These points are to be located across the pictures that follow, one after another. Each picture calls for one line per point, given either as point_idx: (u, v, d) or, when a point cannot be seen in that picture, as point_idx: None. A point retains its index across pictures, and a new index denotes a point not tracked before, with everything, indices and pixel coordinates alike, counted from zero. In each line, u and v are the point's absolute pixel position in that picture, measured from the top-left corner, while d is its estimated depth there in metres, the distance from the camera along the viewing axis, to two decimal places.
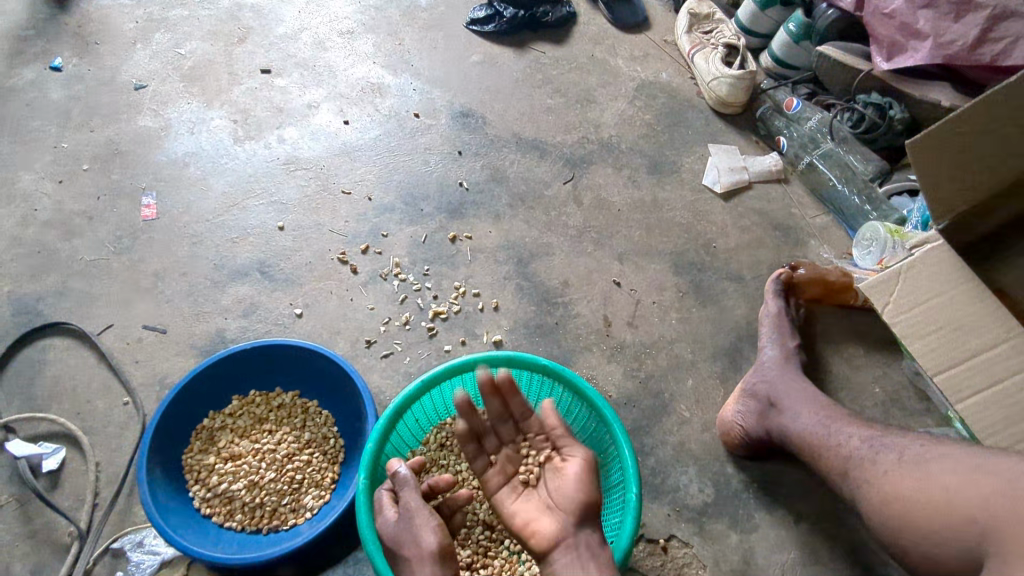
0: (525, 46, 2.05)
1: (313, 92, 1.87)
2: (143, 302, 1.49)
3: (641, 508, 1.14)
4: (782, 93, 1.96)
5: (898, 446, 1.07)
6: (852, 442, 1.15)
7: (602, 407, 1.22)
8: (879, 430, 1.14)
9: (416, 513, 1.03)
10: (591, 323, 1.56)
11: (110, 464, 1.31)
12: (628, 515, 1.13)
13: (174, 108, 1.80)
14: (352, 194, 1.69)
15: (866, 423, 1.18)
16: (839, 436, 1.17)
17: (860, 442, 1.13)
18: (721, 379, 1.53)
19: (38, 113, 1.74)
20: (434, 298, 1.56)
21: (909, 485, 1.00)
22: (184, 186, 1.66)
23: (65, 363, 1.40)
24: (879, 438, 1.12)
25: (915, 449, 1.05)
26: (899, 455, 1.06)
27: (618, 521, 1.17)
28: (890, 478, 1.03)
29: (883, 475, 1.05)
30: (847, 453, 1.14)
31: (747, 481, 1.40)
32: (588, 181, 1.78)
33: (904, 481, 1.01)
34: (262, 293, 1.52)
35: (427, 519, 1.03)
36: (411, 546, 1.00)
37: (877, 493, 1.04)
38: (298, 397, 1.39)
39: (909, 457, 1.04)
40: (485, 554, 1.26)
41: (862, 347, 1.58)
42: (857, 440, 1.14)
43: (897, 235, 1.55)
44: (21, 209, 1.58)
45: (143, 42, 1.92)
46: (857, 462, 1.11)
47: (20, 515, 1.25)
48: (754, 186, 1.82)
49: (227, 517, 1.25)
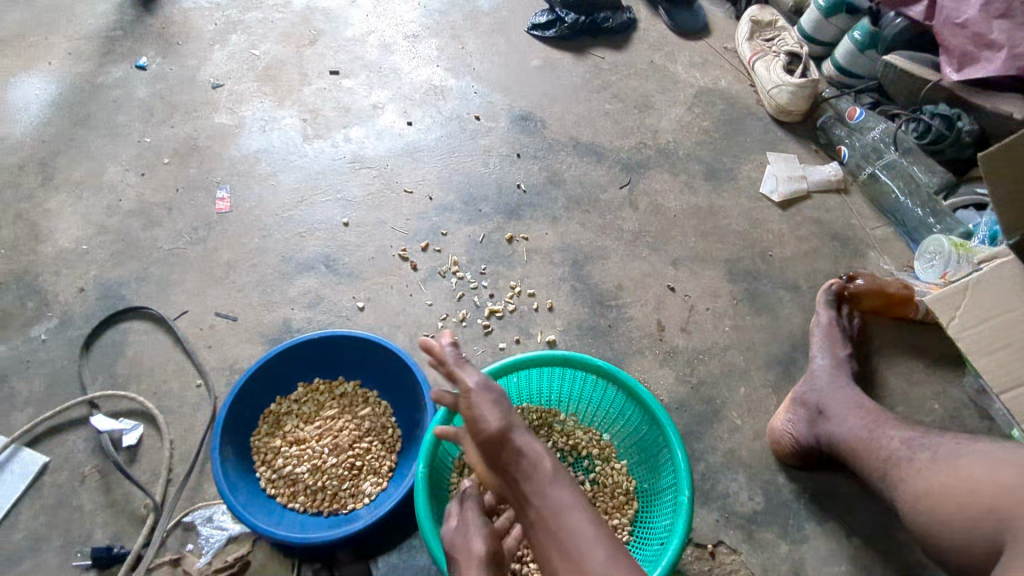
0: (584, 51, 2.08)
1: (378, 93, 1.93)
2: (216, 291, 1.57)
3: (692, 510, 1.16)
4: (844, 102, 1.92)
5: (934, 445, 1.13)
6: (893, 444, 1.18)
7: (657, 409, 1.23)
8: (920, 431, 1.18)
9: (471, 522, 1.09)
10: (644, 327, 1.58)
11: (184, 442, 1.39)
12: (680, 516, 1.15)
13: (248, 106, 1.88)
14: (414, 193, 1.74)
15: (910, 426, 1.21)
16: (881, 439, 1.21)
17: (899, 443, 1.17)
18: (774, 388, 1.52)
19: (124, 109, 1.85)
20: (490, 296, 1.60)
21: (939, 481, 1.06)
22: (256, 181, 1.74)
23: (144, 345, 1.49)
24: (919, 439, 1.16)
25: (950, 447, 1.10)
26: (934, 453, 1.11)
27: (669, 523, 1.18)
28: (922, 475, 1.09)
29: (916, 473, 1.11)
30: (887, 454, 1.18)
31: (798, 492, 1.40)
32: (645, 186, 1.80)
33: (935, 478, 1.07)
34: (327, 286, 1.59)
35: (474, 527, 1.08)
36: (462, 551, 1.05)
37: (911, 489, 1.10)
38: (359, 387, 1.44)
39: (942, 455, 1.10)
40: None
41: (922, 362, 1.56)
42: (897, 441, 1.18)
43: (962, 249, 1.52)
44: (108, 198, 1.69)
45: (221, 43, 2.01)
46: (895, 461, 1.15)
47: (101, 485, 1.33)
48: (813, 195, 1.81)
49: (291, 498, 1.31)
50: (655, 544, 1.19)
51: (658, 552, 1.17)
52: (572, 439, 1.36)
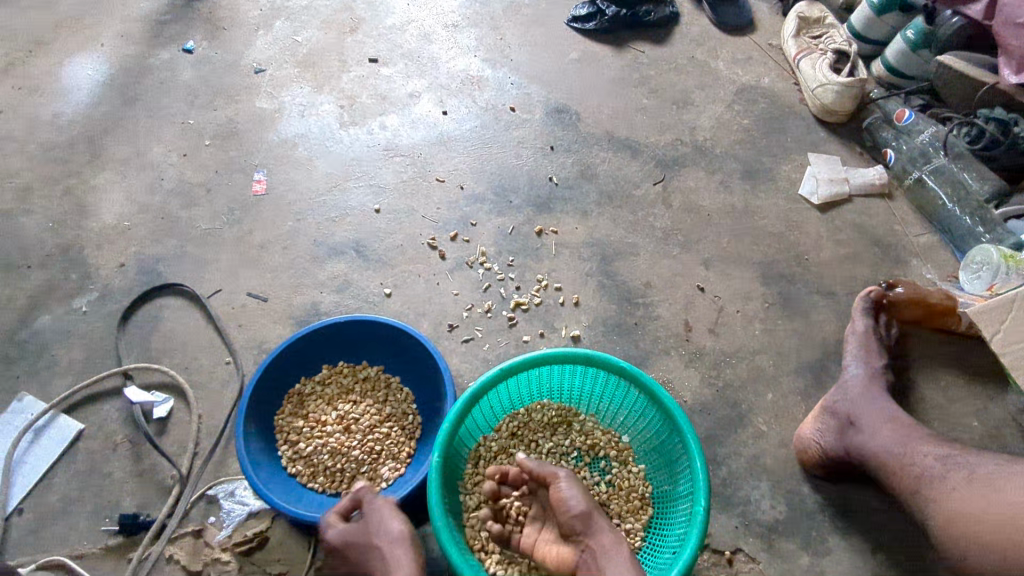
0: (624, 45, 2.05)
1: (415, 82, 1.94)
2: (249, 271, 1.60)
3: (709, 520, 1.13)
4: (893, 104, 1.85)
5: (969, 465, 1.12)
6: (927, 462, 1.16)
7: (676, 414, 1.21)
8: (954, 449, 1.17)
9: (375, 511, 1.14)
10: (671, 326, 1.55)
11: (211, 418, 1.42)
12: (694, 526, 1.12)
13: (288, 91, 1.91)
14: (445, 182, 1.75)
15: (944, 442, 1.19)
16: (914, 455, 1.18)
17: (934, 460, 1.15)
18: (802, 396, 1.48)
19: (170, 91, 1.90)
20: (517, 289, 1.59)
21: (975, 502, 1.06)
22: (292, 166, 1.77)
23: (178, 321, 1.53)
24: (954, 458, 1.15)
25: (987, 469, 1.10)
26: (969, 473, 1.11)
27: (683, 531, 1.17)
28: (958, 495, 1.09)
29: (950, 491, 1.10)
30: (920, 471, 1.15)
31: (823, 503, 1.36)
32: (679, 183, 1.77)
33: (972, 500, 1.06)
34: (356, 272, 1.60)
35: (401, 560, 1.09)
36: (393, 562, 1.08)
37: (945, 509, 1.09)
38: (382, 372, 1.46)
39: (980, 476, 1.09)
40: None
41: (962, 378, 1.49)
42: (931, 459, 1.16)
43: (1011, 260, 1.45)
44: (150, 177, 1.74)
45: (265, 29, 2.05)
46: (929, 479, 1.13)
47: (132, 455, 1.38)
48: (855, 199, 1.75)
49: (311, 478, 1.33)
50: (666, 555, 1.18)
51: (668, 562, 1.15)
52: (590, 438, 1.37)
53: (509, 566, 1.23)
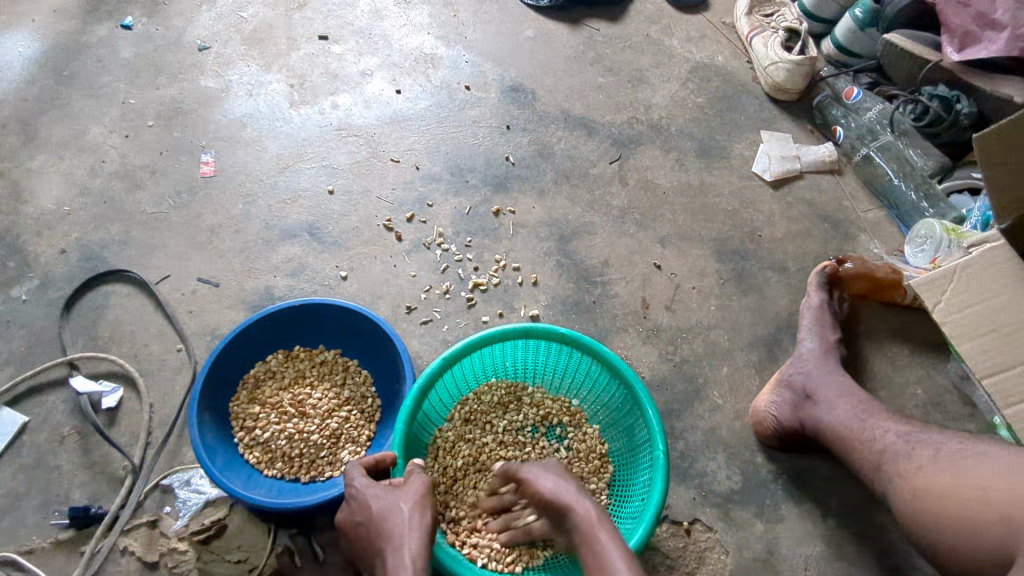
0: (579, 22, 2.04)
1: (367, 60, 1.90)
2: (199, 256, 1.55)
3: (670, 464, 1.17)
4: (842, 82, 1.90)
5: (935, 442, 1.09)
6: (887, 437, 1.15)
7: (627, 374, 1.24)
8: (918, 427, 1.14)
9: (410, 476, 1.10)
10: (629, 304, 1.57)
11: (163, 406, 1.38)
12: (658, 476, 1.16)
13: (235, 69, 1.85)
14: (400, 162, 1.72)
15: (902, 419, 1.18)
16: (874, 430, 1.17)
17: (894, 436, 1.14)
18: (757, 369, 1.52)
19: (108, 69, 1.81)
20: (475, 269, 1.58)
21: (944, 481, 1.01)
22: (241, 147, 1.72)
23: (125, 308, 1.48)
24: (915, 434, 1.12)
25: (953, 447, 1.06)
26: (936, 451, 1.07)
27: (647, 479, 1.20)
28: (923, 474, 1.04)
29: (916, 471, 1.06)
30: (881, 447, 1.14)
31: (777, 472, 1.40)
32: (635, 162, 1.77)
33: (939, 477, 1.02)
34: (311, 255, 1.57)
35: (411, 485, 1.08)
36: (400, 503, 1.05)
37: (909, 487, 1.06)
38: (339, 356, 1.43)
39: (946, 453, 1.05)
40: None
41: (907, 347, 1.55)
42: (892, 435, 1.14)
43: (953, 234, 1.50)
44: (90, 159, 1.66)
45: (208, 4, 1.97)
46: (892, 456, 1.11)
47: (80, 446, 1.32)
48: (806, 176, 1.79)
49: (268, 464, 1.30)
50: (635, 502, 1.21)
51: (638, 510, 1.19)
52: (541, 410, 1.38)
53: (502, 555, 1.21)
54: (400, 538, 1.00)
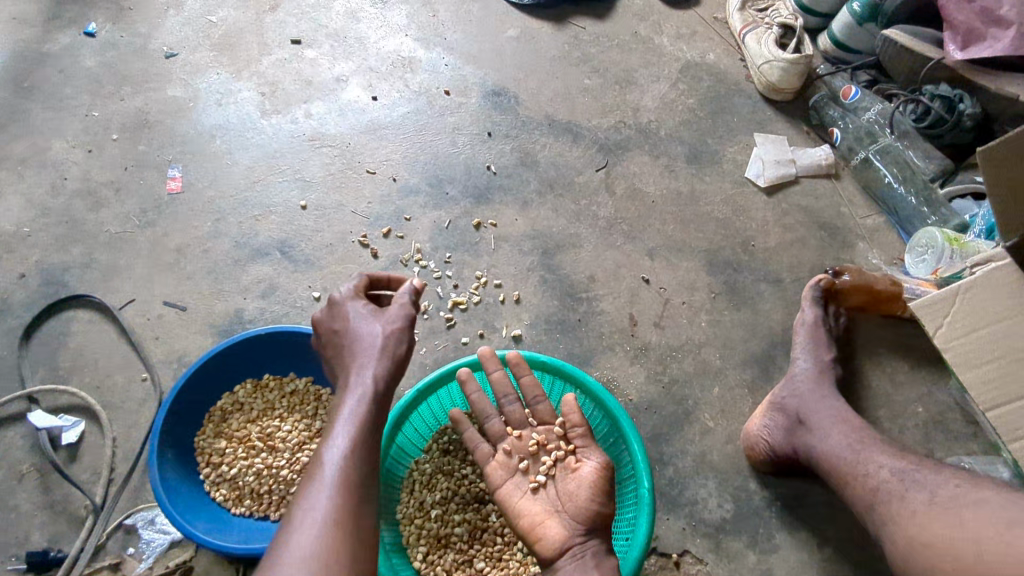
0: (565, 20, 1.95)
1: (342, 65, 1.82)
2: (165, 278, 1.49)
3: (655, 502, 1.11)
4: (840, 80, 1.81)
5: (931, 484, 1.02)
6: (882, 474, 1.08)
7: (611, 404, 1.18)
8: (914, 463, 1.07)
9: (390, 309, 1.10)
10: (615, 322, 1.50)
11: (126, 440, 1.32)
12: (644, 514, 1.09)
13: (203, 77, 1.77)
14: (376, 173, 1.64)
15: (899, 452, 1.11)
16: (868, 465, 1.11)
17: (889, 474, 1.07)
18: (750, 388, 1.45)
19: (70, 80, 1.73)
20: (455, 287, 1.51)
21: (938, 531, 0.94)
22: (209, 160, 1.64)
23: (87, 336, 1.41)
24: (913, 473, 1.06)
25: (951, 490, 0.99)
26: (931, 494, 1.00)
27: (632, 517, 1.14)
28: (919, 520, 0.98)
29: (910, 517, 0.99)
30: (876, 485, 1.08)
31: (770, 499, 1.34)
32: (623, 169, 1.70)
33: (932, 525, 0.95)
34: (282, 274, 1.50)
35: (393, 313, 1.09)
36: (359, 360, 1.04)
37: (902, 531, 0.99)
38: (311, 384, 1.36)
39: (941, 499, 0.98)
40: (464, 508, 1.25)
41: (908, 363, 1.48)
42: (887, 472, 1.08)
43: (956, 243, 1.43)
44: (51, 177, 1.59)
45: (176, 8, 1.88)
46: (885, 497, 1.05)
47: (40, 485, 1.26)
48: (802, 181, 1.71)
49: (236, 502, 1.24)
50: (620, 540, 1.15)
51: (624, 548, 1.13)
52: None
53: (428, 492, 1.25)
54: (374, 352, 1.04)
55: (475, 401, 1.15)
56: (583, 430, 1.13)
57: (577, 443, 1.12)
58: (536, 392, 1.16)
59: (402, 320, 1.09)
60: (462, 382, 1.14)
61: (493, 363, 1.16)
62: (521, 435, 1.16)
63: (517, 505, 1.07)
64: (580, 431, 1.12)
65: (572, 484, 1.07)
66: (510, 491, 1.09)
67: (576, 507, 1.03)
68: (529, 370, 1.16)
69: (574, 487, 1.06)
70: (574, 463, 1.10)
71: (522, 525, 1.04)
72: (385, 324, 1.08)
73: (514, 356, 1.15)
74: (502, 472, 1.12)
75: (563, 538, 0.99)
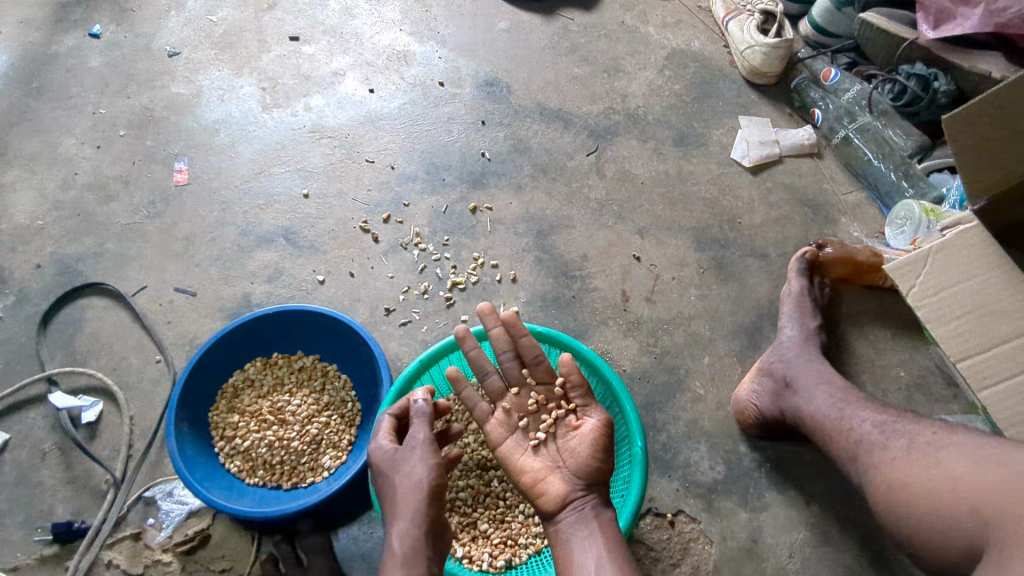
0: (554, 12, 2.01)
1: (339, 60, 1.88)
2: (175, 265, 1.55)
3: (648, 460, 1.17)
4: (820, 63, 1.87)
5: (909, 433, 1.08)
6: (863, 427, 1.14)
7: (605, 369, 1.25)
8: (892, 415, 1.14)
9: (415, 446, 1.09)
10: (608, 297, 1.56)
11: (143, 418, 1.38)
12: (636, 470, 1.16)
13: (206, 74, 1.83)
14: (376, 162, 1.71)
15: (879, 407, 1.17)
16: (851, 420, 1.17)
17: (870, 426, 1.13)
18: (738, 357, 1.51)
19: (78, 79, 1.80)
20: (453, 268, 1.58)
21: (916, 472, 1.00)
22: (214, 153, 1.70)
23: (102, 321, 1.47)
24: (891, 424, 1.12)
25: (927, 436, 1.05)
26: (909, 441, 1.06)
27: (626, 475, 1.20)
28: (897, 464, 1.04)
29: (890, 462, 1.06)
30: (858, 437, 1.13)
31: (760, 461, 1.40)
32: (613, 153, 1.76)
33: (910, 469, 1.02)
34: (287, 260, 1.57)
35: (416, 453, 1.08)
36: (402, 478, 1.06)
37: (881, 476, 1.06)
38: (318, 361, 1.42)
39: (919, 445, 1.04)
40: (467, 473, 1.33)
41: (889, 330, 1.54)
42: (867, 424, 1.14)
43: (932, 214, 1.50)
44: (63, 172, 1.65)
45: (177, 8, 1.95)
46: (866, 447, 1.11)
47: (62, 462, 1.32)
48: (786, 160, 1.77)
49: (250, 473, 1.30)
50: (615, 497, 1.22)
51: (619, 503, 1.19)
52: None
53: None
54: (411, 505, 1.03)
55: (472, 358, 1.21)
56: (582, 389, 1.17)
57: (577, 402, 1.17)
58: (533, 352, 1.20)
59: (426, 421, 1.12)
60: (460, 339, 1.20)
61: (491, 321, 1.22)
62: (519, 392, 1.21)
63: (519, 463, 1.13)
64: (579, 390, 1.16)
65: (572, 440, 1.12)
66: (512, 449, 1.16)
67: (576, 462, 1.08)
68: (524, 333, 1.20)
69: (573, 443, 1.11)
70: (575, 422, 1.14)
71: (524, 481, 1.11)
72: (416, 471, 1.06)
73: (506, 318, 1.19)
74: (502, 429, 1.18)
75: (564, 493, 1.05)
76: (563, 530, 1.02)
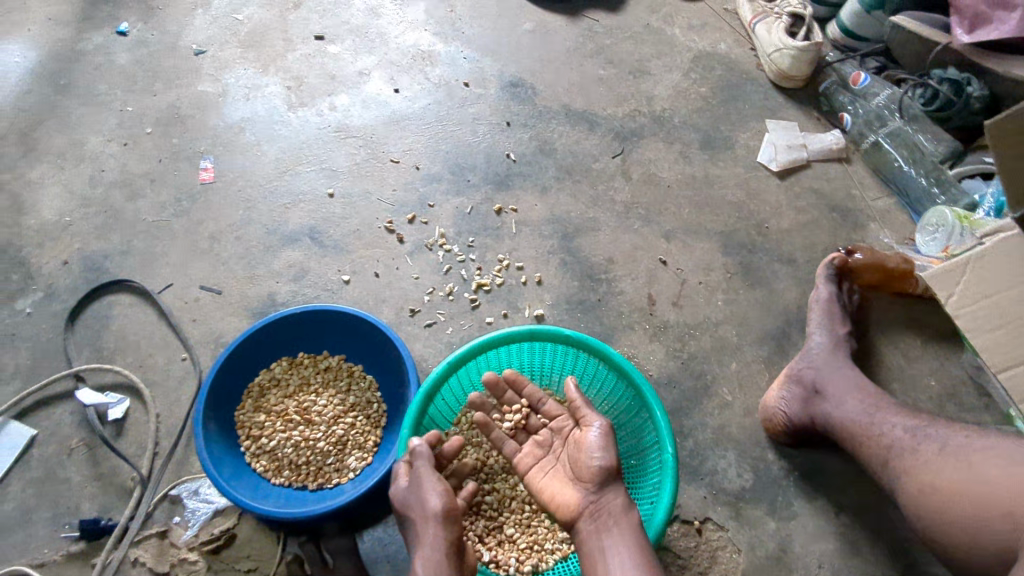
0: (579, 14, 2.00)
1: (364, 59, 1.88)
2: (201, 263, 1.55)
3: (678, 467, 1.16)
4: (849, 67, 1.85)
5: (942, 438, 1.08)
6: (896, 433, 1.13)
7: (630, 372, 1.24)
8: (926, 421, 1.13)
9: (424, 477, 1.08)
10: (634, 301, 1.55)
11: (169, 416, 1.37)
12: (666, 478, 1.15)
13: (231, 72, 1.83)
14: (400, 162, 1.70)
15: (914, 414, 1.16)
16: (883, 426, 1.15)
17: (903, 432, 1.12)
18: (766, 363, 1.50)
19: (105, 77, 1.80)
20: (478, 270, 1.57)
21: (950, 476, 1.02)
22: (239, 151, 1.70)
23: (129, 318, 1.48)
24: (924, 429, 1.11)
25: (960, 441, 1.06)
26: (942, 445, 1.07)
27: (656, 482, 1.19)
28: (931, 468, 1.05)
29: (923, 467, 1.06)
30: (890, 442, 1.13)
31: (788, 469, 1.38)
32: (639, 155, 1.75)
33: (945, 472, 1.03)
34: (312, 259, 1.56)
35: (426, 484, 1.07)
36: (418, 510, 1.06)
37: (915, 480, 1.06)
38: (344, 362, 1.41)
39: (952, 449, 1.05)
40: (494, 478, 1.32)
41: (920, 339, 1.52)
42: (901, 430, 1.13)
43: (966, 221, 1.47)
44: (90, 169, 1.66)
45: (203, 7, 1.95)
46: (899, 453, 1.10)
47: (89, 458, 1.32)
48: (813, 165, 1.75)
49: (275, 473, 1.29)
50: (644, 504, 1.20)
51: (648, 510, 1.18)
52: None
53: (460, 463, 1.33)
54: (431, 538, 1.04)
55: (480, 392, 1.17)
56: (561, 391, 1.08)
57: None
58: None
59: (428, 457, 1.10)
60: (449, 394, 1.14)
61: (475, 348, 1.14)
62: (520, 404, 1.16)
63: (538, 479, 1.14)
64: None
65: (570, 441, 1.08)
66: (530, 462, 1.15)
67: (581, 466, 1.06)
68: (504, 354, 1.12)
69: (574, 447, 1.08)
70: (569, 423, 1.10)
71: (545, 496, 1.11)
72: (428, 502, 1.06)
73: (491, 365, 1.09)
74: None
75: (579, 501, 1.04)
76: (584, 539, 1.00)
